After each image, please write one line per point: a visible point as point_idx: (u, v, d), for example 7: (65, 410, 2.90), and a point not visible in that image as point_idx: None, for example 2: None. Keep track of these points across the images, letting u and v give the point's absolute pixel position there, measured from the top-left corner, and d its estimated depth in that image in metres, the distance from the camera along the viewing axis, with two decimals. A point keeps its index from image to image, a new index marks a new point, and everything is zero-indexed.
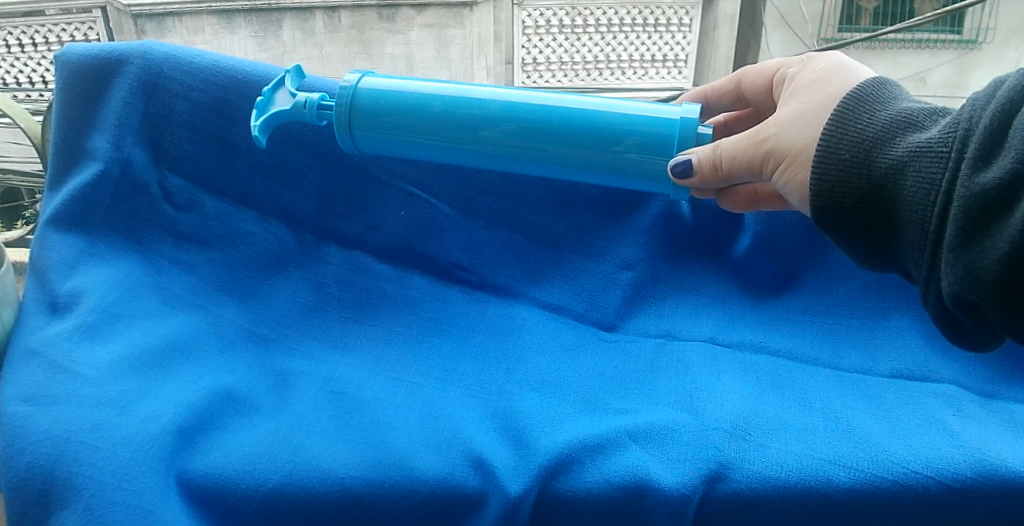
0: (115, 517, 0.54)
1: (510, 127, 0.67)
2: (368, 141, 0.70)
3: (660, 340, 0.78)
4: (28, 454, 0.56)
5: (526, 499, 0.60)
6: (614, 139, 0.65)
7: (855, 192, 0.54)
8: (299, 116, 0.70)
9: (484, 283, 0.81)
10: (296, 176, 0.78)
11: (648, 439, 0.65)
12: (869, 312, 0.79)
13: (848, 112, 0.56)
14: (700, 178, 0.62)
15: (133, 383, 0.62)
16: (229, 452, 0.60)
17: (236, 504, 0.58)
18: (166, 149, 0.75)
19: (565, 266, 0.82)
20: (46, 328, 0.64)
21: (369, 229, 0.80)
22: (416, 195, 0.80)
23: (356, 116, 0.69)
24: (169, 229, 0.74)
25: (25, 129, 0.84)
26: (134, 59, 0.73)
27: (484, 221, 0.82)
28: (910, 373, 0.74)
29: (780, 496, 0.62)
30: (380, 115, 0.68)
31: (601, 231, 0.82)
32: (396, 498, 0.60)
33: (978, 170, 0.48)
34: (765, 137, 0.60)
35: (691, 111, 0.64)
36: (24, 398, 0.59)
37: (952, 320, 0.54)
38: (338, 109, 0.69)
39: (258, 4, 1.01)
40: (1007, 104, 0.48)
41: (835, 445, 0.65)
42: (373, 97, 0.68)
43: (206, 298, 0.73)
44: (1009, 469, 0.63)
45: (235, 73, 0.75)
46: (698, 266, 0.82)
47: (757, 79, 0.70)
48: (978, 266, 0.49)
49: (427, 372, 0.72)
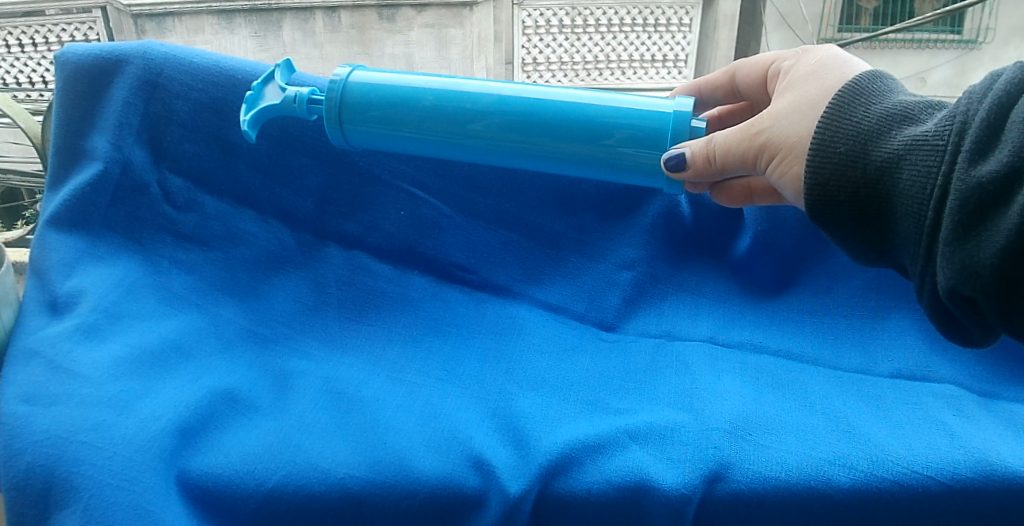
0: (115, 517, 0.54)
1: (498, 121, 0.67)
2: (359, 136, 0.70)
3: (660, 340, 0.78)
4: (28, 454, 0.56)
5: (526, 499, 0.60)
6: (605, 132, 0.65)
7: (850, 186, 0.54)
8: (289, 110, 0.70)
9: (484, 282, 0.81)
10: (295, 176, 0.78)
11: (648, 440, 0.65)
12: (869, 312, 0.79)
13: (843, 105, 0.56)
14: (694, 172, 0.62)
15: (133, 383, 0.62)
16: (229, 452, 0.60)
17: (236, 504, 0.58)
18: (167, 150, 0.75)
19: (565, 266, 0.82)
20: (46, 328, 0.64)
21: (369, 229, 0.80)
22: (415, 195, 0.80)
23: (344, 110, 0.69)
24: (169, 229, 0.74)
25: (25, 129, 0.84)
26: (134, 59, 0.73)
27: (483, 221, 0.81)
28: (910, 373, 0.74)
29: (781, 497, 0.62)
30: (370, 111, 0.68)
31: (601, 231, 0.82)
32: (396, 498, 0.60)
33: (975, 163, 0.48)
34: (759, 130, 0.60)
35: (684, 105, 0.64)
36: (24, 398, 0.59)
37: (947, 315, 0.54)
38: (327, 102, 0.69)
39: (258, 4, 1.02)
40: (1003, 97, 0.48)
41: (835, 445, 0.65)
42: (363, 92, 0.68)
43: (206, 298, 0.73)
44: (1009, 468, 0.63)
45: (235, 73, 0.75)
46: (697, 265, 0.82)
47: (751, 71, 0.70)
48: (974, 260, 0.48)
49: (426, 372, 0.72)
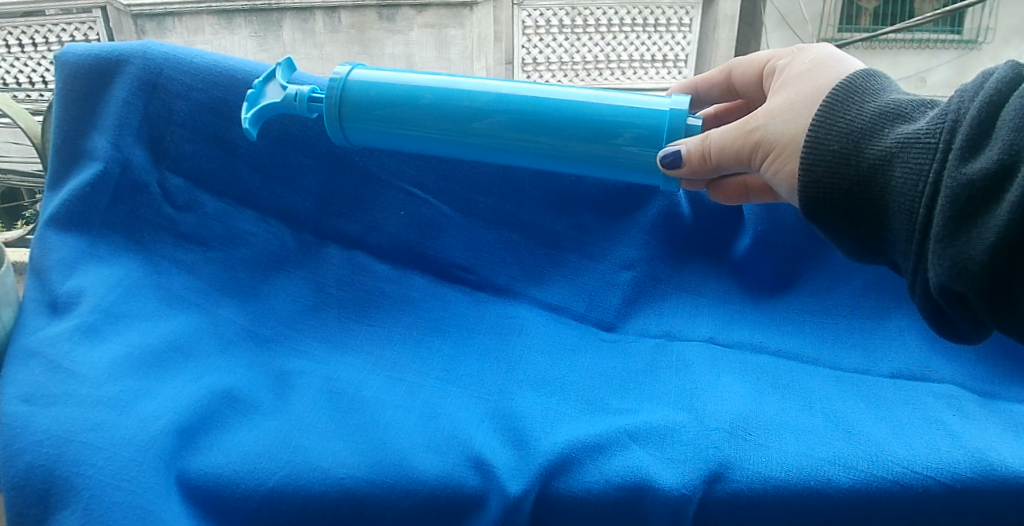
0: (115, 517, 0.54)
1: (500, 119, 0.67)
2: (359, 135, 0.70)
3: (660, 340, 0.78)
4: (28, 454, 0.56)
5: (526, 499, 0.60)
6: (613, 131, 0.65)
7: (843, 183, 0.54)
8: (289, 108, 0.70)
9: (484, 283, 0.81)
10: (295, 175, 0.78)
11: (648, 439, 0.65)
12: (869, 312, 0.79)
13: (836, 104, 0.56)
14: (689, 169, 0.62)
15: (134, 383, 0.62)
16: (229, 452, 0.60)
17: (235, 504, 0.58)
18: (167, 150, 0.75)
19: (565, 266, 0.82)
20: (46, 328, 0.64)
21: (369, 229, 0.80)
22: (415, 195, 0.80)
23: (344, 108, 0.69)
24: (168, 229, 0.74)
25: (25, 129, 0.84)
26: (134, 59, 0.73)
27: (483, 221, 0.82)
28: (910, 373, 0.74)
29: (781, 496, 0.62)
30: (370, 110, 0.69)
31: (601, 231, 0.82)
32: (396, 498, 0.60)
33: (966, 161, 0.48)
34: (754, 127, 0.60)
35: (680, 102, 0.64)
36: (24, 398, 0.59)
37: (939, 312, 0.54)
38: (329, 99, 0.69)
39: (258, 4, 1.02)
40: (994, 96, 0.48)
41: (834, 445, 0.65)
42: (362, 89, 0.68)
43: (206, 298, 0.73)
44: (1009, 468, 0.63)
45: (235, 73, 0.75)
46: (698, 266, 0.82)
47: (747, 70, 0.70)
48: (964, 257, 0.49)
49: (427, 372, 0.72)
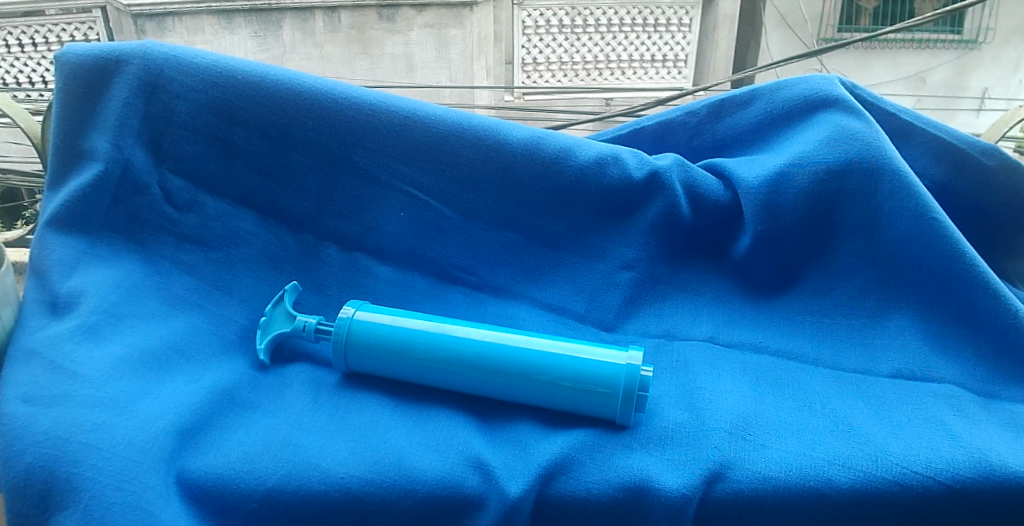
0: (115, 517, 0.55)
1: None
2: (369, 366, 0.68)
3: (660, 340, 0.77)
4: (28, 455, 0.57)
5: (525, 499, 0.60)
6: None
7: None
8: (299, 335, 0.71)
9: (484, 284, 0.80)
10: (295, 176, 0.77)
11: (648, 441, 0.65)
12: (869, 311, 0.75)
13: None
14: None
15: (135, 383, 0.63)
16: (229, 451, 0.61)
17: (236, 503, 0.59)
18: (167, 150, 0.75)
19: (565, 266, 0.79)
20: (46, 328, 0.64)
21: (369, 230, 0.78)
22: (415, 196, 0.78)
23: (352, 351, 0.68)
24: (169, 230, 0.74)
25: (25, 129, 0.84)
26: (134, 59, 0.73)
27: (483, 221, 0.79)
28: (910, 373, 0.71)
29: (781, 496, 0.62)
30: (388, 328, 0.68)
31: (601, 231, 0.79)
32: (396, 498, 0.60)
33: None
34: None
35: None
36: (25, 398, 0.59)
37: None
38: (332, 345, 0.68)
39: None
40: None
41: (834, 445, 0.64)
42: (374, 322, 0.68)
43: (207, 298, 0.73)
44: (1009, 469, 0.62)
45: (234, 73, 0.75)
46: (698, 265, 0.81)
47: None
48: None
49: None
